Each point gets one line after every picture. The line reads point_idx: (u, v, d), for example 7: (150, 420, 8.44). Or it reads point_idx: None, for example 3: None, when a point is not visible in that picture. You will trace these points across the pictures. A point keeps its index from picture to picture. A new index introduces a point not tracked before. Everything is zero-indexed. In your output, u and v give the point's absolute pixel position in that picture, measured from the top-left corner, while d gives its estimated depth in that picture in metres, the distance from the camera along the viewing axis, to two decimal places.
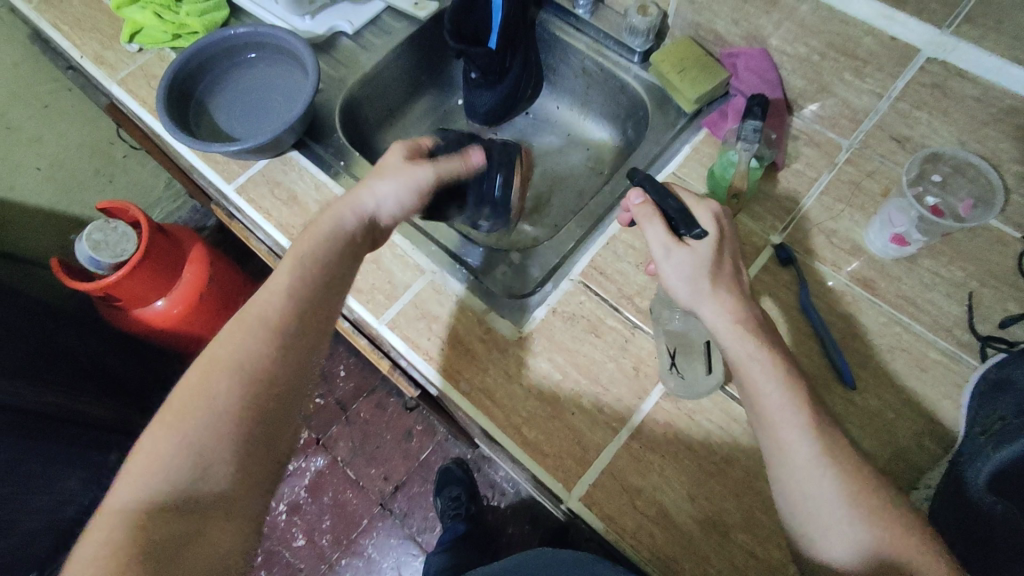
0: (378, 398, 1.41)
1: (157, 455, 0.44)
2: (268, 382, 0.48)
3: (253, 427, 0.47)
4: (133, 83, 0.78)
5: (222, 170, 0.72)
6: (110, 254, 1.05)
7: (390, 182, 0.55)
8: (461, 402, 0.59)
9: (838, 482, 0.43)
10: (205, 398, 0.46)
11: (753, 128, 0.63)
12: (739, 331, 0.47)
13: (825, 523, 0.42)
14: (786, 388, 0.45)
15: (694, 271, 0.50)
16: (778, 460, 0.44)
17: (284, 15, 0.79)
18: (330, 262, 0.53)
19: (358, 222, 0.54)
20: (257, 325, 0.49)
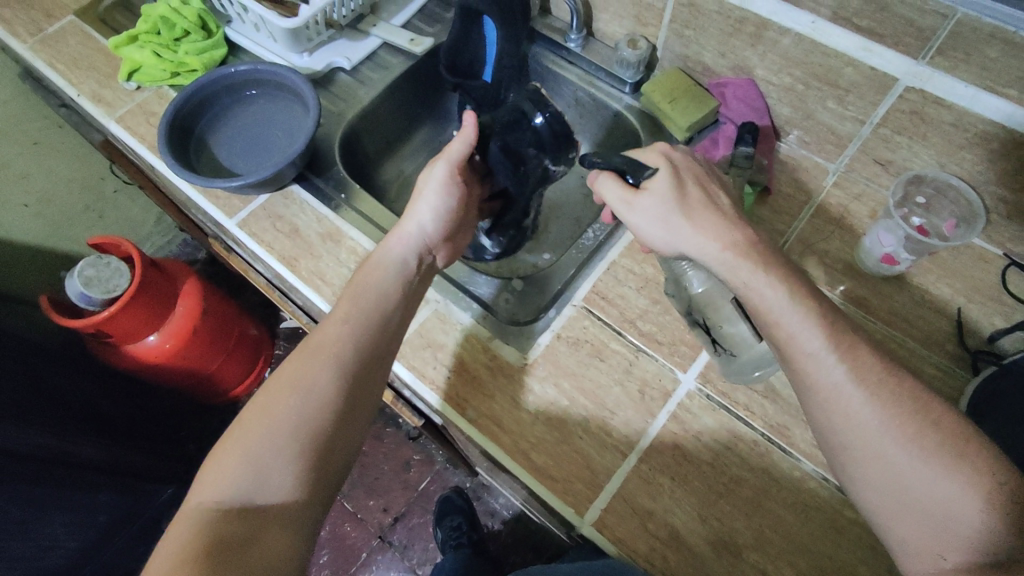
0: (374, 429, 1.41)
1: (227, 465, 0.47)
2: (332, 401, 0.51)
3: (315, 449, 0.49)
4: (132, 120, 0.78)
5: (223, 205, 0.72)
6: (102, 290, 1.04)
7: (428, 209, 0.61)
8: (470, 430, 0.59)
9: (881, 408, 0.43)
10: (273, 413, 0.49)
11: (746, 155, 0.67)
12: (728, 258, 0.50)
13: (904, 483, 0.42)
14: (811, 315, 0.46)
15: (656, 209, 0.54)
16: (837, 423, 0.44)
17: (281, 52, 0.80)
18: (386, 301, 0.57)
19: (411, 253, 0.60)
20: (322, 355, 0.52)
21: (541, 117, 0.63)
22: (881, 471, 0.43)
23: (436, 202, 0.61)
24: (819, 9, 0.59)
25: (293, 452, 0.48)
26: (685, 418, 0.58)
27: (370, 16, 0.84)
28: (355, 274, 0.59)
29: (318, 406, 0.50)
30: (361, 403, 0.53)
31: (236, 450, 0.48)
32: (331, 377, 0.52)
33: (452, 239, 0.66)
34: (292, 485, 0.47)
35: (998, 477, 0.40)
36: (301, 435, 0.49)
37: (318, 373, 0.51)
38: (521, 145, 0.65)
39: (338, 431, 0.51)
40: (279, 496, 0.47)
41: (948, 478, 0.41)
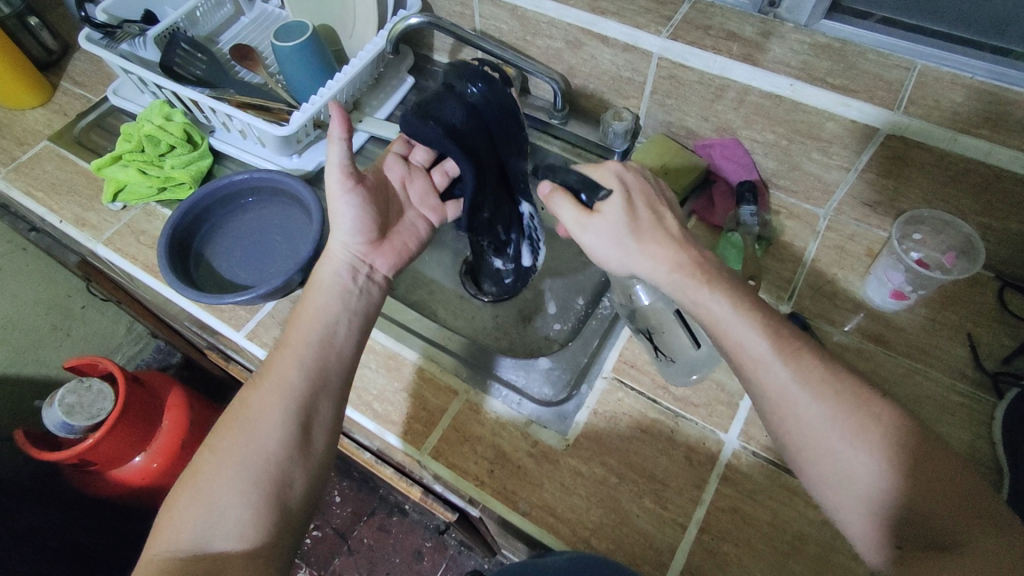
0: (379, 521, 1.35)
1: (181, 514, 0.46)
2: (283, 439, 0.50)
3: (270, 490, 0.48)
4: (121, 241, 0.76)
5: (229, 319, 0.70)
6: (85, 416, 0.98)
7: (344, 222, 0.60)
8: (523, 524, 0.57)
9: (827, 408, 0.44)
10: (224, 457, 0.48)
11: (751, 213, 0.70)
12: (677, 279, 0.51)
13: (834, 454, 0.44)
14: (752, 322, 0.48)
15: (611, 230, 0.54)
16: (776, 409, 0.46)
17: (272, 156, 0.81)
18: (330, 329, 0.56)
19: (340, 270, 0.60)
20: (271, 392, 0.51)
21: (477, 89, 0.60)
22: (830, 468, 0.44)
23: (349, 212, 0.59)
24: (791, 72, 0.64)
25: (245, 494, 0.47)
26: (736, 478, 0.58)
27: (354, 112, 0.85)
28: (298, 304, 0.58)
29: (268, 446, 0.49)
30: (318, 438, 0.52)
31: (188, 496, 0.47)
32: (278, 416, 0.50)
33: (393, 241, 0.64)
34: (247, 528, 0.46)
35: (934, 468, 0.42)
36: (254, 477, 0.48)
37: (266, 412, 0.50)
38: (452, 117, 0.58)
39: (298, 472, 0.50)
40: (235, 541, 0.46)
41: (881, 470, 0.43)
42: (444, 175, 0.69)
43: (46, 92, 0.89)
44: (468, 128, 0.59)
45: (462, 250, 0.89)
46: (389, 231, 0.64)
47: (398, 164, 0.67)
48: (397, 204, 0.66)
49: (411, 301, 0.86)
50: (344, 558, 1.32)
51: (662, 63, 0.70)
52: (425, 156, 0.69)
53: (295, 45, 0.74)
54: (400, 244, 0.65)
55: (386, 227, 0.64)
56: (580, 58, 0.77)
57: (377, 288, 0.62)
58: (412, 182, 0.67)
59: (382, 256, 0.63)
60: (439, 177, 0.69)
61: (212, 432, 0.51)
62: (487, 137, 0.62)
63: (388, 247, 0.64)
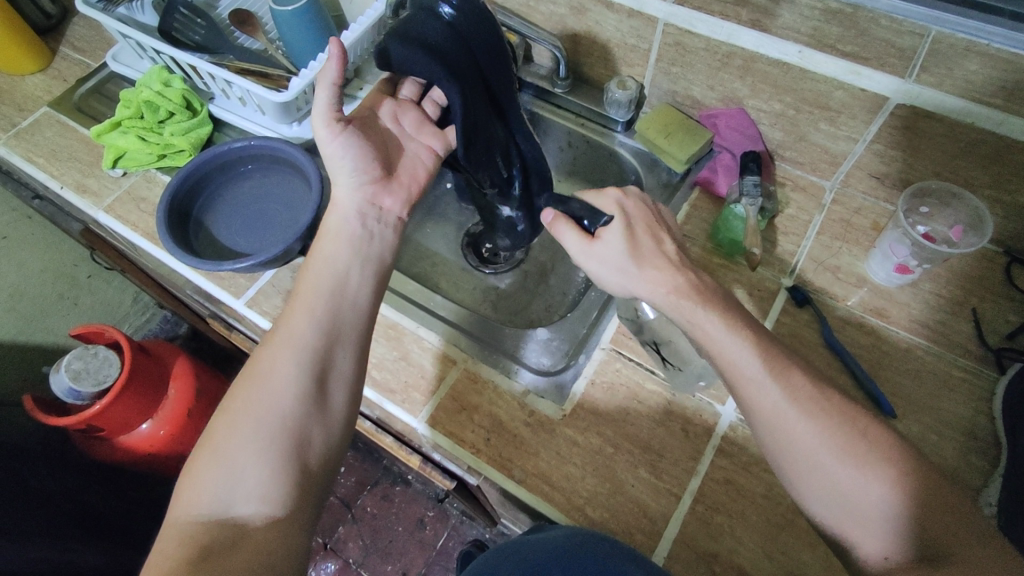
0: (383, 490, 1.38)
1: (201, 477, 0.47)
2: (299, 395, 0.50)
3: (290, 447, 0.49)
4: (121, 208, 0.76)
5: (229, 286, 0.70)
6: (92, 382, 1.00)
7: (342, 166, 0.60)
8: (518, 491, 0.58)
9: (813, 424, 0.45)
10: (240, 419, 0.49)
11: (754, 183, 0.68)
12: (674, 299, 0.51)
13: (827, 470, 0.44)
14: (745, 341, 0.48)
15: (614, 257, 0.55)
16: (773, 438, 0.46)
17: (271, 124, 0.80)
18: (341, 278, 0.57)
19: (348, 217, 0.60)
20: (283, 347, 0.52)
21: (450, 6, 0.58)
22: (820, 480, 0.44)
23: (345, 154, 0.59)
24: (801, 38, 0.62)
25: (263, 455, 0.48)
26: (732, 450, 0.58)
27: (355, 80, 0.84)
28: (307, 259, 0.58)
29: (285, 401, 0.50)
30: (334, 393, 0.53)
31: (207, 459, 0.47)
32: (293, 371, 0.51)
33: (399, 178, 0.65)
34: (268, 489, 0.47)
35: (935, 491, 0.43)
36: (272, 436, 0.49)
37: (281, 367, 0.51)
38: (433, 38, 0.58)
39: (316, 429, 0.51)
40: (256, 503, 0.46)
41: (880, 487, 0.43)
42: (434, 104, 0.70)
43: (45, 58, 0.88)
44: (453, 51, 0.59)
45: (464, 221, 0.89)
46: (394, 171, 0.65)
47: (385, 100, 0.68)
48: (396, 140, 0.66)
49: (413, 272, 0.85)
50: (348, 526, 1.34)
51: (668, 29, 0.69)
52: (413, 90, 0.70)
53: (294, 9, 0.73)
54: (407, 181, 0.66)
55: (390, 165, 0.64)
56: (584, 25, 0.75)
57: (390, 231, 0.63)
58: (405, 115, 0.68)
59: (391, 195, 0.64)
60: (430, 107, 0.70)
61: (227, 394, 0.51)
62: (473, 66, 0.61)
63: (396, 186, 0.64)
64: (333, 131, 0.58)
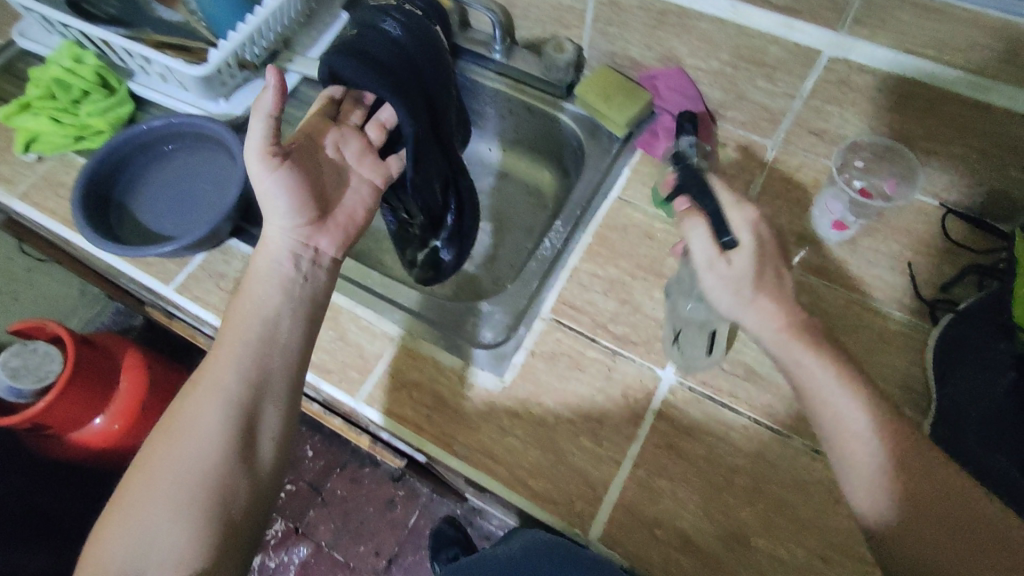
0: (352, 473, 1.37)
1: (111, 538, 0.45)
2: (222, 451, 0.48)
3: (209, 505, 0.47)
4: (39, 194, 0.72)
5: (156, 272, 0.67)
6: (33, 379, 0.96)
7: (278, 207, 0.55)
8: (460, 466, 0.57)
9: (869, 425, 0.44)
10: (155, 477, 0.46)
11: (690, 143, 0.64)
12: (783, 338, 0.47)
13: (862, 465, 0.44)
14: (823, 356, 0.46)
15: (734, 280, 0.48)
16: (831, 434, 0.45)
17: (195, 100, 0.76)
18: (270, 321, 0.53)
19: (279, 259, 0.56)
20: (205, 398, 0.50)
21: (398, 29, 0.59)
22: (853, 474, 0.44)
23: (282, 194, 0.54)
24: None
25: (179, 515, 0.46)
26: (674, 414, 0.58)
27: (285, 52, 0.80)
28: (233, 298, 0.55)
29: (204, 457, 0.48)
30: (259, 447, 0.51)
31: (119, 518, 0.45)
32: (215, 426, 0.48)
33: (338, 214, 0.60)
34: (183, 551, 0.45)
35: (945, 512, 0.42)
36: (189, 493, 0.46)
37: (201, 419, 0.49)
38: (378, 53, 0.58)
39: (241, 484, 0.49)
40: (170, 567, 0.44)
41: (888, 495, 0.43)
42: (378, 130, 0.65)
43: None
44: (394, 65, 0.58)
45: None
46: (332, 206, 0.60)
47: (327, 126, 0.61)
48: (337, 172, 0.61)
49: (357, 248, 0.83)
50: (318, 509, 1.33)
51: None
52: (354, 113, 0.65)
53: None
54: (345, 219, 0.61)
55: (328, 202, 0.59)
56: None
57: (323, 274, 0.58)
58: (347, 144, 0.62)
59: (328, 236, 0.59)
60: (375, 131, 0.65)
61: (145, 446, 0.49)
62: (420, 85, 0.61)
63: (334, 225, 0.60)
64: (269, 167, 0.53)
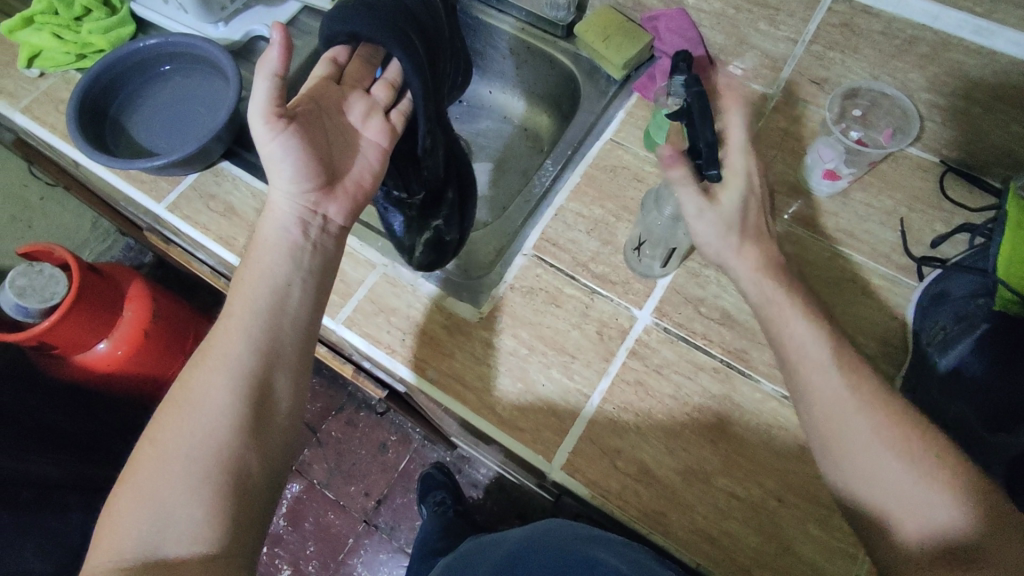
0: (348, 416, 1.40)
1: (124, 516, 0.41)
2: (235, 424, 0.45)
3: (225, 480, 0.43)
4: (39, 109, 0.73)
5: (149, 190, 0.69)
6: (38, 299, 0.99)
7: (283, 170, 0.52)
8: (432, 390, 0.58)
9: (873, 422, 0.43)
10: (166, 451, 0.43)
11: (682, 84, 0.58)
12: (761, 280, 0.49)
13: (885, 476, 0.42)
14: (812, 328, 0.47)
15: (724, 225, 0.48)
16: (832, 435, 0.44)
17: (195, 24, 0.76)
18: (281, 291, 0.50)
19: (288, 225, 0.53)
20: (214, 369, 0.46)
21: None
22: (878, 484, 0.42)
23: (287, 157, 0.51)
24: None
25: (194, 490, 0.42)
26: (644, 353, 0.58)
27: None
28: (241, 268, 0.52)
29: (218, 430, 0.44)
30: (273, 420, 0.47)
31: (130, 496, 0.42)
32: (225, 397, 0.45)
33: (347, 179, 0.57)
34: (201, 527, 0.41)
35: (996, 513, 0.40)
36: (203, 467, 0.43)
37: (211, 391, 0.45)
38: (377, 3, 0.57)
39: (253, 460, 0.45)
40: (188, 543, 0.41)
41: (947, 505, 0.40)
42: (384, 89, 0.60)
43: None
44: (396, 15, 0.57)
45: None
46: (340, 169, 0.56)
47: (331, 87, 0.57)
48: (344, 134, 0.57)
49: None
50: (313, 449, 1.37)
51: None
52: (359, 71, 0.60)
53: None
54: (355, 184, 0.57)
55: (335, 166, 0.56)
56: None
57: (332, 242, 0.56)
58: (350, 103, 0.58)
59: (335, 202, 0.56)
60: (382, 91, 0.60)
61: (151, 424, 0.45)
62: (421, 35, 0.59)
63: (341, 192, 0.57)
64: (273, 129, 0.50)
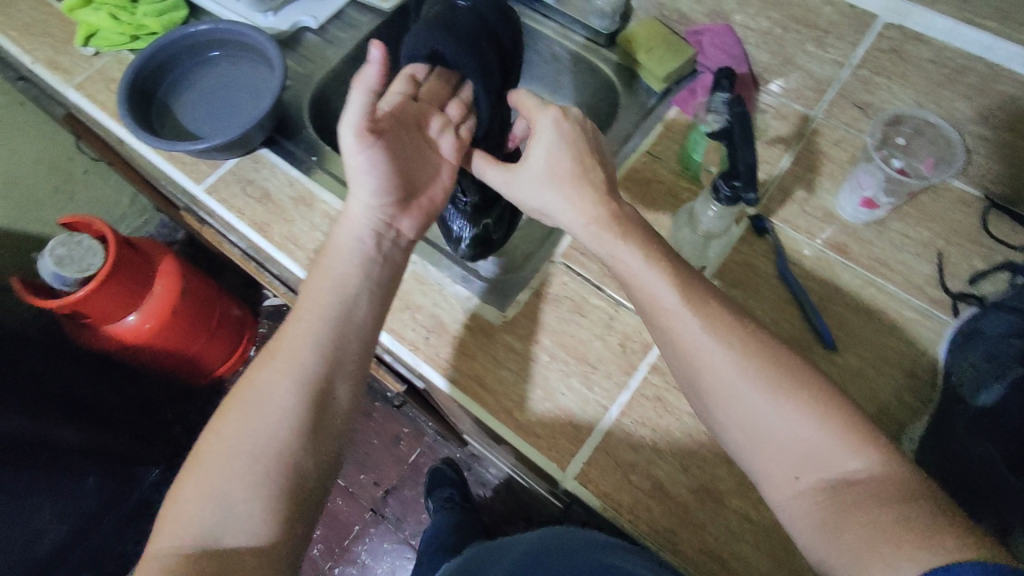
0: (363, 405, 1.42)
1: (188, 503, 0.44)
2: (296, 426, 0.47)
3: (283, 480, 0.46)
4: (91, 87, 0.75)
5: (190, 172, 0.70)
6: (76, 269, 1.02)
7: (366, 183, 0.53)
8: (451, 389, 0.59)
9: (747, 376, 0.45)
10: (230, 448, 0.46)
11: (723, 100, 0.59)
12: (593, 230, 0.53)
13: (768, 431, 0.44)
14: (665, 276, 0.49)
15: (535, 177, 0.56)
16: (710, 389, 0.46)
17: (244, 12, 0.77)
18: (349, 302, 0.52)
19: (362, 236, 0.54)
20: (281, 372, 0.48)
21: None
22: (769, 456, 0.44)
23: (372, 171, 0.52)
24: None
25: (254, 487, 0.45)
26: (666, 368, 0.58)
27: None
28: (311, 272, 0.53)
29: (279, 433, 0.47)
30: (331, 426, 0.49)
31: (195, 486, 0.45)
32: (290, 401, 0.47)
33: (421, 195, 0.58)
34: (258, 522, 0.45)
35: (912, 479, 0.40)
36: (264, 468, 0.46)
37: (276, 393, 0.47)
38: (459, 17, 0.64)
39: (310, 462, 0.48)
40: (245, 535, 0.44)
41: (859, 457, 0.41)
42: (458, 107, 0.63)
43: None
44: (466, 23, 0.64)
45: None
46: (417, 182, 0.58)
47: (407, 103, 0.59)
48: (420, 148, 0.59)
49: None
50: None
51: None
52: (436, 89, 0.63)
53: None
54: (427, 199, 0.59)
55: (412, 181, 0.57)
56: None
57: (400, 256, 0.57)
58: (428, 118, 0.61)
59: (408, 217, 0.57)
60: (455, 108, 0.63)
61: (218, 415, 0.48)
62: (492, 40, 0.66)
63: (414, 206, 0.58)
64: (363, 143, 0.51)
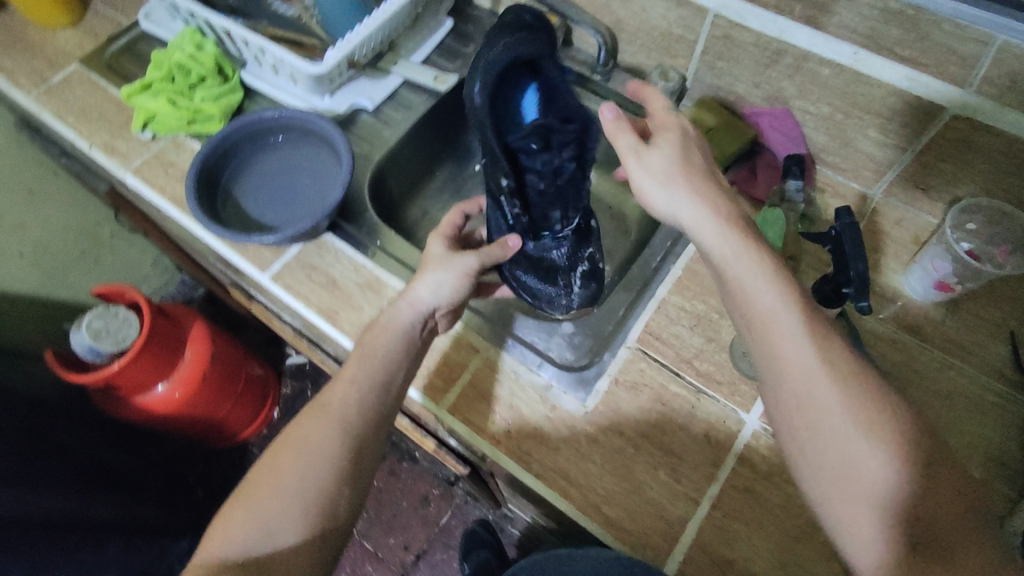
0: (389, 465, 1.39)
1: (232, 528, 0.49)
2: (334, 476, 0.51)
3: (315, 521, 0.50)
4: (150, 172, 0.75)
5: (254, 258, 0.69)
6: (111, 342, 0.99)
7: (439, 283, 0.59)
8: (535, 484, 0.58)
9: (838, 391, 0.42)
10: (271, 487, 0.50)
11: (797, 188, 0.66)
12: (724, 229, 0.49)
13: (844, 439, 0.41)
14: (771, 276, 0.46)
15: (664, 164, 0.54)
16: (780, 375, 0.44)
17: (303, 96, 0.78)
18: (394, 372, 0.56)
19: (415, 319, 0.58)
20: (327, 423, 0.52)
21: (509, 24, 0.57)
22: (837, 456, 0.42)
23: (447, 277, 0.59)
24: (856, 39, 0.59)
25: (291, 520, 0.49)
26: (754, 459, 0.57)
27: (390, 54, 0.82)
28: (363, 337, 0.58)
29: (319, 480, 0.50)
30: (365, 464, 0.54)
31: (240, 512, 0.49)
32: (335, 449, 0.52)
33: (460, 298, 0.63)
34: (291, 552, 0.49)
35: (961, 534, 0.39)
36: (304, 507, 0.49)
37: (320, 444, 0.51)
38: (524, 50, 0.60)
39: (343, 501, 0.51)
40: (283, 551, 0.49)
41: (901, 484, 0.40)
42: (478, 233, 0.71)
43: (77, 14, 0.87)
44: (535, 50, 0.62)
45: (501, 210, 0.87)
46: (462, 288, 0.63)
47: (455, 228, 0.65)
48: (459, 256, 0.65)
49: None
50: None
51: (718, 21, 0.66)
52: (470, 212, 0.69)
53: None
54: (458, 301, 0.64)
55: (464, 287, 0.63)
56: (629, 11, 0.72)
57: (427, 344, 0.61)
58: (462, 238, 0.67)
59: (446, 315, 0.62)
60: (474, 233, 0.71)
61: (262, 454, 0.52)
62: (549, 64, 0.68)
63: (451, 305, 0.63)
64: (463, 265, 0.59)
